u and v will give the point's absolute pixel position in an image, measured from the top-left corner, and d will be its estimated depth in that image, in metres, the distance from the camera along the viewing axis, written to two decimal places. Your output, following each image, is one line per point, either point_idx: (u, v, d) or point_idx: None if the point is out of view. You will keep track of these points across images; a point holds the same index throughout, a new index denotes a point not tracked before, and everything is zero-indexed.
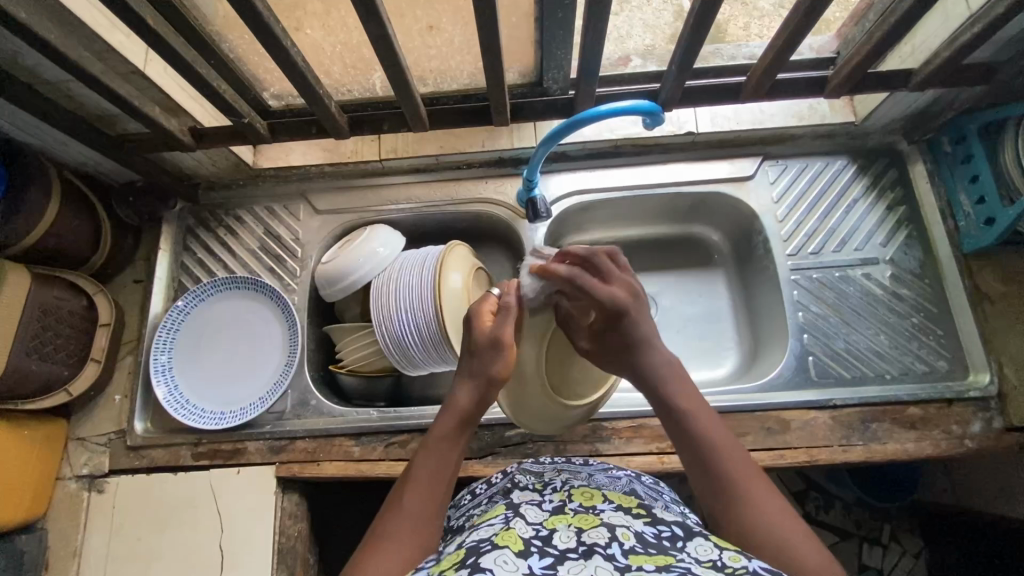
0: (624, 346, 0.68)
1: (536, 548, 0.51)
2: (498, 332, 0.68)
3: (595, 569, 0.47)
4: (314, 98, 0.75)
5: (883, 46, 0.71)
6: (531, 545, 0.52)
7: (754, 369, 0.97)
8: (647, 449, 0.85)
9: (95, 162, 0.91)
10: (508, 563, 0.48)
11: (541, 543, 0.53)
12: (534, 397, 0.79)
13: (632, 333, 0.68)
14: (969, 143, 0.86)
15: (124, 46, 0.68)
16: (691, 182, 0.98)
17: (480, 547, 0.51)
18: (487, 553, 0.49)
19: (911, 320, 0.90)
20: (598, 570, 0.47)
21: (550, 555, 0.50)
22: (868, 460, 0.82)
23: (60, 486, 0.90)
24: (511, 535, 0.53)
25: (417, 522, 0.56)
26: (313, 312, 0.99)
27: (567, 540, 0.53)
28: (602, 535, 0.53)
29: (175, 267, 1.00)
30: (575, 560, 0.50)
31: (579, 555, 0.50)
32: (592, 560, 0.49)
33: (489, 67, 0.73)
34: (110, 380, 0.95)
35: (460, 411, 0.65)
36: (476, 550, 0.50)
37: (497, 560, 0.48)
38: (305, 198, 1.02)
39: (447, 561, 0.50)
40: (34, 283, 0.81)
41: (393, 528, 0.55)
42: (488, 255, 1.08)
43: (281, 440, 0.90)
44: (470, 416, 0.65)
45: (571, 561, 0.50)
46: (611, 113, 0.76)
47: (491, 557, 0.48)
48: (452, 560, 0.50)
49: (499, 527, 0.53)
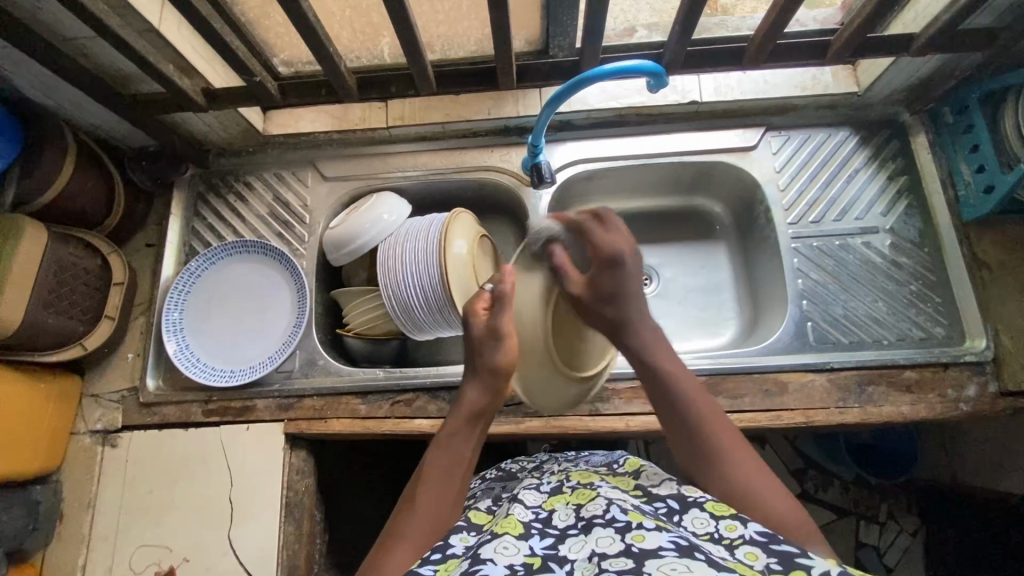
0: (615, 293, 0.69)
1: (536, 530, 0.57)
2: (495, 325, 0.72)
3: (595, 540, 0.52)
4: (325, 58, 0.77)
5: (884, 8, 0.72)
6: (530, 528, 0.58)
7: (754, 336, 0.99)
8: (646, 410, 0.87)
9: (109, 125, 0.93)
10: (509, 549, 0.54)
11: (541, 524, 0.58)
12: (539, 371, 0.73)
13: (621, 313, 0.70)
14: (971, 113, 0.86)
15: (141, 2, 0.70)
16: (694, 152, 0.99)
17: (483, 540, 0.57)
18: (488, 544, 0.55)
19: (910, 287, 0.92)
20: (598, 539, 0.52)
21: (550, 535, 0.57)
22: (863, 421, 0.84)
23: (75, 440, 0.93)
24: (511, 522, 0.59)
25: (435, 508, 0.65)
26: (320, 276, 1.01)
27: (566, 517, 0.59)
28: (599, 505, 0.58)
29: (186, 231, 1.02)
30: (574, 535, 0.55)
31: (578, 529, 0.56)
32: (591, 533, 0.54)
33: (497, 29, 0.75)
34: (123, 340, 0.97)
35: (471, 407, 0.73)
36: (481, 545, 0.56)
37: (501, 547, 0.54)
38: (313, 165, 1.04)
39: (453, 561, 0.55)
40: (52, 240, 0.84)
41: (413, 515, 0.64)
42: (493, 225, 1.10)
43: (289, 398, 0.92)
44: (480, 411, 0.73)
45: (572, 536, 0.55)
46: (615, 73, 0.77)
47: (495, 545, 0.55)
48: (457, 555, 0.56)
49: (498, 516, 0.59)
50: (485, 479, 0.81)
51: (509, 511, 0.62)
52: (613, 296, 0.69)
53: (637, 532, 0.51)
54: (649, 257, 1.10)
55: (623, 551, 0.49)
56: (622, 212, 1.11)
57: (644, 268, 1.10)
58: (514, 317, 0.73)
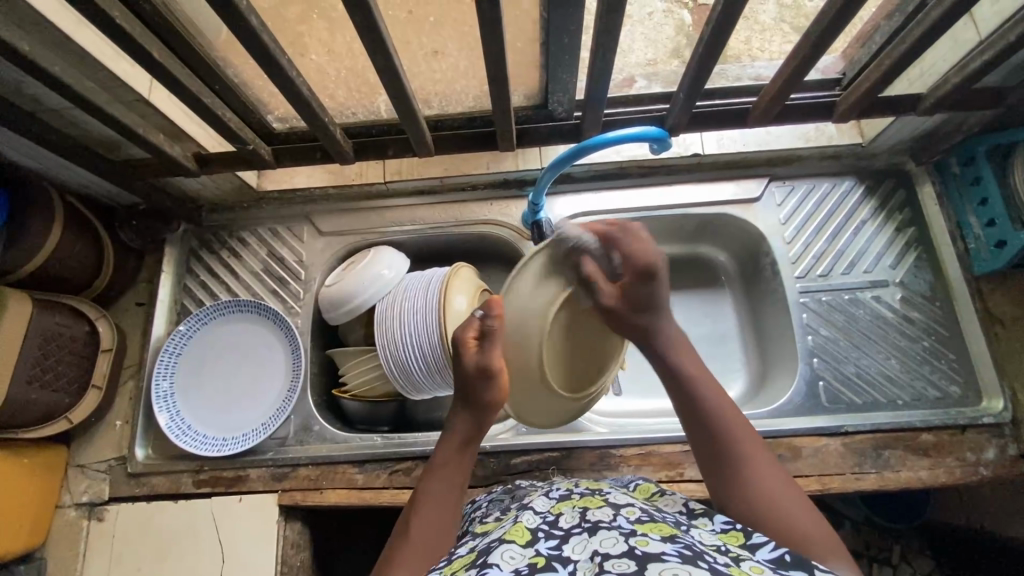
0: (647, 304, 0.69)
1: (542, 533, 0.54)
2: (487, 361, 0.69)
3: (599, 541, 0.50)
4: (320, 124, 0.75)
5: (892, 71, 0.71)
6: (537, 533, 0.54)
7: (764, 393, 0.95)
8: (656, 477, 0.84)
9: (99, 186, 0.91)
10: (514, 557, 0.50)
11: (547, 526, 0.55)
12: (535, 389, 0.75)
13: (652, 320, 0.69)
14: (978, 165, 0.85)
15: (128, 75, 0.68)
16: (696, 204, 0.97)
17: (490, 546, 0.53)
18: (494, 551, 0.51)
19: (922, 344, 0.89)
20: (603, 540, 0.50)
21: (555, 537, 0.53)
22: (881, 488, 0.82)
23: (60, 514, 0.89)
24: (518, 529, 0.55)
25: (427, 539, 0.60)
26: (316, 335, 0.98)
27: (571, 519, 0.55)
28: (606, 512, 0.55)
29: (178, 290, 0.99)
30: (580, 534, 0.52)
31: (583, 530, 0.53)
32: (596, 535, 0.51)
33: (497, 94, 0.73)
34: (112, 406, 0.94)
35: (461, 437, 0.69)
36: (484, 550, 0.53)
37: (503, 554, 0.50)
38: (309, 220, 1.01)
39: (459, 562, 0.52)
40: (36, 311, 0.81)
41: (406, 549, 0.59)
42: (493, 277, 1.07)
43: (283, 467, 0.89)
44: (471, 439, 0.70)
45: (576, 536, 0.52)
46: (618, 141, 0.75)
47: (496, 552, 0.51)
48: (464, 561, 0.52)
49: (505, 524, 0.55)
50: (491, 493, 0.77)
51: (517, 518, 0.58)
52: (648, 305, 0.69)
53: (642, 538, 0.49)
54: None
55: (626, 552, 0.47)
56: None
57: None
58: (517, 300, 0.71)
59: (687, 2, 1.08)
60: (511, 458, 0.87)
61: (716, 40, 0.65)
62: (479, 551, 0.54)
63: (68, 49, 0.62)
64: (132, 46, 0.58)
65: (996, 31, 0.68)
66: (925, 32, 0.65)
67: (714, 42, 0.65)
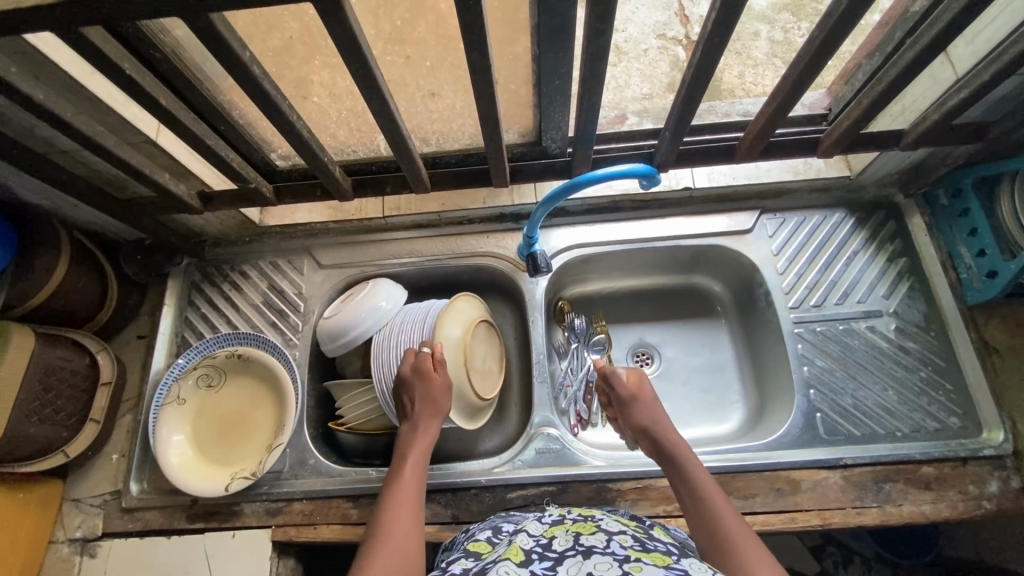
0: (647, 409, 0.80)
1: (536, 555, 0.56)
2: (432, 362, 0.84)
3: (593, 564, 0.52)
4: (320, 165, 0.77)
5: (874, 109, 0.72)
6: (532, 553, 0.57)
7: (762, 425, 0.95)
8: (653, 512, 0.83)
9: (107, 221, 0.94)
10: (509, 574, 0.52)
11: (542, 548, 0.57)
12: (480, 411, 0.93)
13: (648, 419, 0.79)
14: (965, 197, 0.87)
15: (138, 119, 0.71)
16: (689, 235, 0.99)
17: (486, 566, 0.55)
18: (490, 569, 0.54)
19: (920, 374, 0.89)
20: (597, 563, 0.52)
21: (549, 558, 0.55)
22: (883, 523, 0.81)
23: (52, 549, 0.88)
24: (514, 549, 0.58)
25: (405, 531, 0.66)
26: (314, 366, 0.99)
27: (564, 542, 0.58)
28: (600, 537, 0.57)
29: (179, 322, 1.01)
30: (573, 557, 0.54)
31: (577, 553, 0.55)
32: (589, 557, 0.53)
33: (490, 136, 0.75)
34: (109, 439, 0.95)
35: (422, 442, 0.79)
36: (483, 570, 0.55)
37: (500, 570, 0.53)
38: (310, 253, 1.03)
39: None
40: (38, 344, 0.82)
41: (387, 527, 0.66)
42: (492, 309, 1.08)
43: (278, 502, 0.88)
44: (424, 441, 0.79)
45: (570, 558, 0.54)
46: (608, 177, 0.78)
47: (493, 570, 0.53)
48: None
49: (502, 543, 0.58)
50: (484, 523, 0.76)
51: (512, 540, 0.61)
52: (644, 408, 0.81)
53: (635, 564, 0.51)
54: (649, 336, 1.08)
55: None
56: (620, 290, 1.10)
57: (645, 347, 1.07)
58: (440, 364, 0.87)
59: (680, 39, 1.13)
60: (506, 492, 0.86)
61: (697, 84, 0.67)
62: (477, 570, 0.56)
63: (81, 95, 0.65)
64: (140, 95, 0.61)
65: (970, 73, 0.70)
66: (900, 76, 0.67)
67: (697, 87, 0.68)
